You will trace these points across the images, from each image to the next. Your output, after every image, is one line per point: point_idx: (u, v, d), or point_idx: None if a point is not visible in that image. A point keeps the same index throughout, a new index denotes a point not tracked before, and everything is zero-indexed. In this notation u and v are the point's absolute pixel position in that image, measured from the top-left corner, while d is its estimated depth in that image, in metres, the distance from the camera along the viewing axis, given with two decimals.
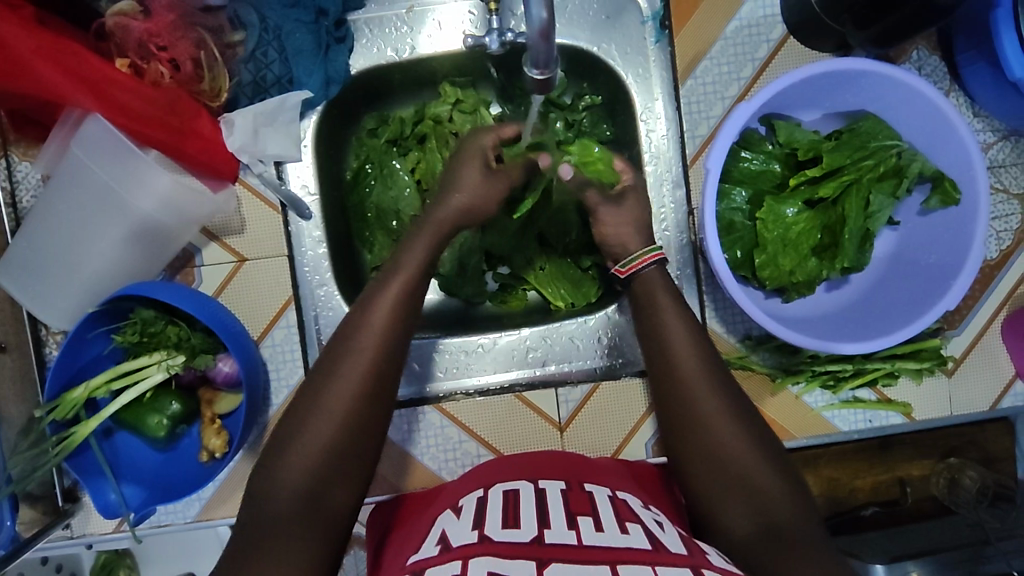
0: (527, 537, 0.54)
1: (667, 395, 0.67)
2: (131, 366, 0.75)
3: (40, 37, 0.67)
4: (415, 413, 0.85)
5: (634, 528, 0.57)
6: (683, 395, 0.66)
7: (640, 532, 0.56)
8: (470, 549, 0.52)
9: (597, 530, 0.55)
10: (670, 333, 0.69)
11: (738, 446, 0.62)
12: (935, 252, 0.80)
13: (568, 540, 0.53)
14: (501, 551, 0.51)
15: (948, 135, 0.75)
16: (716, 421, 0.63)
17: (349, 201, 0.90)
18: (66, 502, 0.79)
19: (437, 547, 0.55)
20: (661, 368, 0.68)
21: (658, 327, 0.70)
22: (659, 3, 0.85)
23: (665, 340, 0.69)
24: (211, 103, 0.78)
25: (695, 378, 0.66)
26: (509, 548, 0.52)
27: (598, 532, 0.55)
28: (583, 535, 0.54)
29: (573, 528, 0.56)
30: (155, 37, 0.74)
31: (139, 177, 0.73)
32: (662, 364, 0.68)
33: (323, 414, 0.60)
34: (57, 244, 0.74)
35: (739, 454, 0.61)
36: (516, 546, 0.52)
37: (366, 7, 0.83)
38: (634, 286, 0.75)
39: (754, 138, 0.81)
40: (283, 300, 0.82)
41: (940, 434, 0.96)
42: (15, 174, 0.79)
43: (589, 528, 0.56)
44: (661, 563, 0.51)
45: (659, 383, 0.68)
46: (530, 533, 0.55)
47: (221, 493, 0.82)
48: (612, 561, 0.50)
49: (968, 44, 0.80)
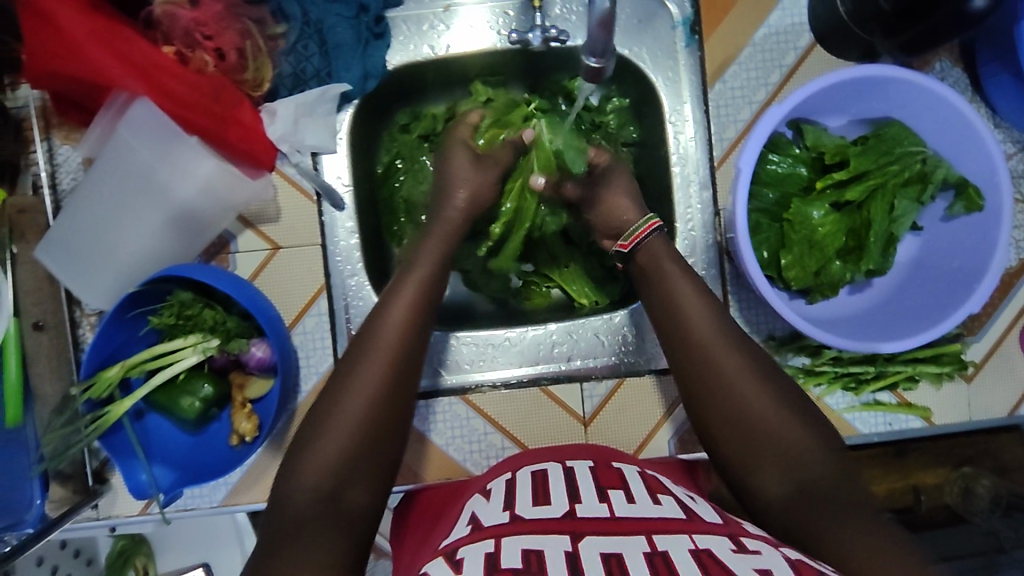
0: (559, 511, 0.55)
1: (690, 377, 0.67)
2: (166, 348, 0.77)
3: (93, 22, 0.70)
4: (441, 404, 0.86)
5: (667, 499, 0.58)
6: (710, 376, 0.65)
7: (672, 502, 0.58)
8: (504, 527, 0.53)
9: (629, 503, 0.57)
10: (701, 323, 0.68)
11: (766, 423, 0.62)
12: (958, 257, 0.82)
13: (602, 512, 0.54)
14: (535, 528, 0.52)
15: (974, 142, 0.77)
16: (746, 400, 0.63)
17: (380, 195, 0.92)
18: (95, 483, 0.80)
19: (469, 528, 0.56)
20: (684, 350, 0.68)
21: (677, 312, 0.70)
22: (690, 8, 0.87)
23: (688, 323, 0.68)
24: (253, 93, 0.80)
25: (725, 358, 0.65)
26: (543, 526, 0.53)
27: (629, 504, 0.57)
28: (616, 508, 0.55)
29: (605, 501, 0.57)
30: (202, 26, 0.76)
31: (180, 161, 0.75)
32: (685, 345, 0.68)
33: (352, 394, 0.62)
34: (99, 225, 0.76)
35: (770, 434, 0.62)
36: (549, 522, 0.53)
37: (404, 5, 0.84)
38: (653, 277, 0.76)
39: (781, 141, 0.83)
40: (316, 288, 0.83)
41: (955, 442, 0.97)
42: (56, 157, 0.80)
43: (620, 501, 0.57)
44: (699, 531, 0.52)
45: (682, 366, 0.68)
46: (562, 507, 0.56)
47: (248, 478, 0.82)
48: (647, 532, 0.51)
49: (991, 55, 0.82)
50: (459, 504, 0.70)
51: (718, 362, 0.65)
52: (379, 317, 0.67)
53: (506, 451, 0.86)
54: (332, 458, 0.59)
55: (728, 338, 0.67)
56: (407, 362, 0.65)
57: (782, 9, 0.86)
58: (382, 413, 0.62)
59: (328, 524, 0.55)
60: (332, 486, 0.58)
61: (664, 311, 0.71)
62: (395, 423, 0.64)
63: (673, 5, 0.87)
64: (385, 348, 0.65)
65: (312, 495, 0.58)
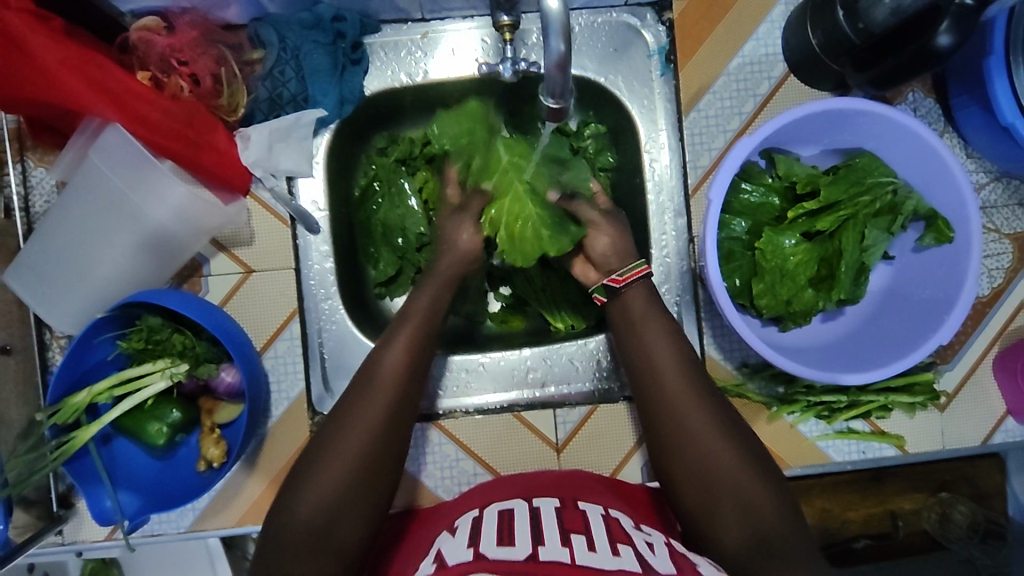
0: (522, 554, 0.54)
1: (672, 424, 0.66)
2: (134, 373, 0.76)
3: (66, 49, 0.70)
4: (422, 433, 0.86)
5: (626, 550, 0.57)
6: (671, 420, 0.67)
7: (631, 555, 0.56)
8: (467, 565, 0.53)
9: (590, 551, 0.56)
10: (660, 348, 0.70)
11: (727, 463, 0.63)
12: (929, 287, 0.82)
13: (563, 556, 0.54)
14: (494, 568, 0.52)
15: (944, 175, 0.78)
16: (702, 436, 0.65)
17: (356, 218, 0.91)
18: (61, 507, 0.79)
19: (433, 567, 0.55)
20: (656, 384, 0.69)
21: (647, 352, 0.71)
22: (666, 37, 0.88)
23: (648, 370, 0.70)
24: (228, 118, 0.81)
25: (687, 403, 0.67)
26: (505, 565, 0.52)
27: (591, 552, 0.56)
28: (577, 555, 0.54)
29: (567, 546, 0.56)
30: (178, 52, 0.77)
31: (153, 186, 0.75)
32: (652, 389, 0.69)
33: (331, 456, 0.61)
34: (71, 249, 0.76)
35: (728, 479, 0.62)
36: (511, 562, 0.53)
37: (382, 31, 0.85)
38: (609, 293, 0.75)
39: (753, 170, 0.83)
40: (288, 312, 0.83)
41: (931, 469, 0.97)
42: (30, 179, 0.80)
43: (582, 547, 0.56)
44: None
45: (647, 410, 0.69)
46: (525, 549, 0.55)
47: (215, 505, 0.81)
48: None
49: (961, 88, 0.83)
50: (428, 533, 0.70)
51: (679, 401, 0.67)
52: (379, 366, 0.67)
53: (478, 477, 0.86)
54: (321, 501, 0.59)
55: (691, 380, 0.68)
56: (393, 422, 0.64)
57: (756, 39, 0.87)
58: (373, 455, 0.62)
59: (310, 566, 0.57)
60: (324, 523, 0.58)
61: (631, 347, 0.72)
62: (388, 456, 0.63)
63: (649, 34, 0.88)
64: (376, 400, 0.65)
65: (305, 531, 0.58)
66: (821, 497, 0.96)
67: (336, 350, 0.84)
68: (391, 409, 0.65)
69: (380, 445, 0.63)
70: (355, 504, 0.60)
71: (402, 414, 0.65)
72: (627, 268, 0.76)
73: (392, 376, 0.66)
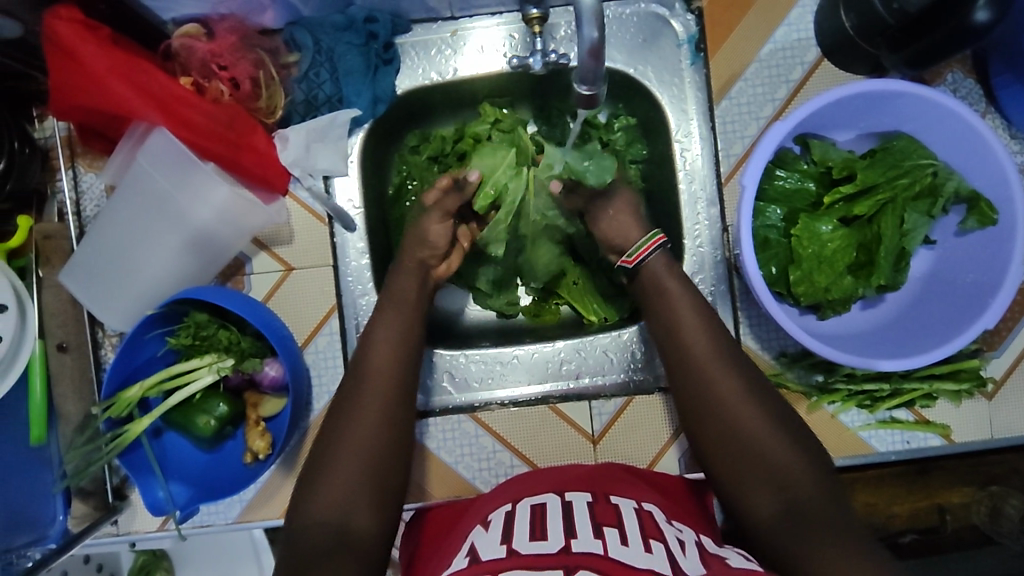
0: (554, 547, 0.55)
1: (707, 406, 0.66)
2: (182, 368, 0.78)
3: (114, 56, 0.74)
4: (423, 427, 0.86)
5: (657, 547, 0.57)
6: (705, 398, 0.66)
7: (663, 552, 0.56)
8: (498, 562, 0.54)
9: (622, 544, 0.56)
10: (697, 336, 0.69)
11: (762, 440, 0.62)
12: (973, 271, 0.80)
13: (595, 548, 0.55)
14: (528, 564, 0.53)
15: (985, 156, 0.76)
16: (741, 410, 0.64)
17: (391, 215, 0.93)
18: (117, 499, 0.82)
19: (466, 561, 0.56)
20: (688, 364, 0.68)
21: (680, 335, 0.70)
22: (695, 26, 0.87)
23: (688, 349, 0.69)
24: (267, 120, 0.84)
25: (725, 380, 0.66)
26: (537, 560, 0.53)
27: (623, 545, 0.56)
28: (609, 547, 0.55)
29: (600, 538, 0.57)
30: (218, 57, 0.80)
31: (197, 188, 0.78)
32: (688, 373, 0.68)
33: (342, 457, 0.62)
34: (120, 250, 0.79)
35: (772, 454, 0.62)
36: (544, 556, 0.54)
37: (413, 31, 0.87)
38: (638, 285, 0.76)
39: (788, 156, 0.83)
40: (327, 308, 0.85)
41: (979, 459, 0.95)
42: (81, 185, 0.84)
43: (615, 540, 0.57)
44: None
45: (684, 389, 0.68)
46: (557, 542, 0.56)
47: (261, 495, 0.84)
48: None
49: (1003, 66, 0.81)
50: (459, 529, 0.71)
51: (711, 378, 0.66)
52: (370, 357, 0.70)
53: (514, 469, 0.86)
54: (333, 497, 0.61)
55: (730, 368, 0.67)
56: (391, 421, 0.66)
57: (788, 24, 0.86)
58: (380, 451, 0.64)
59: (340, 565, 0.57)
60: (339, 519, 0.59)
61: (665, 323, 0.72)
62: (389, 451, 0.64)
63: (677, 23, 0.88)
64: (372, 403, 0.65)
65: (322, 529, 0.59)
66: (864, 490, 0.94)
67: None
68: (390, 400, 0.67)
69: (390, 433, 0.65)
70: (365, 498, 0.61)
71: (405, 408, 0.67)
72: (640, 245, 0.76)
73: (383, 367, 0.69)
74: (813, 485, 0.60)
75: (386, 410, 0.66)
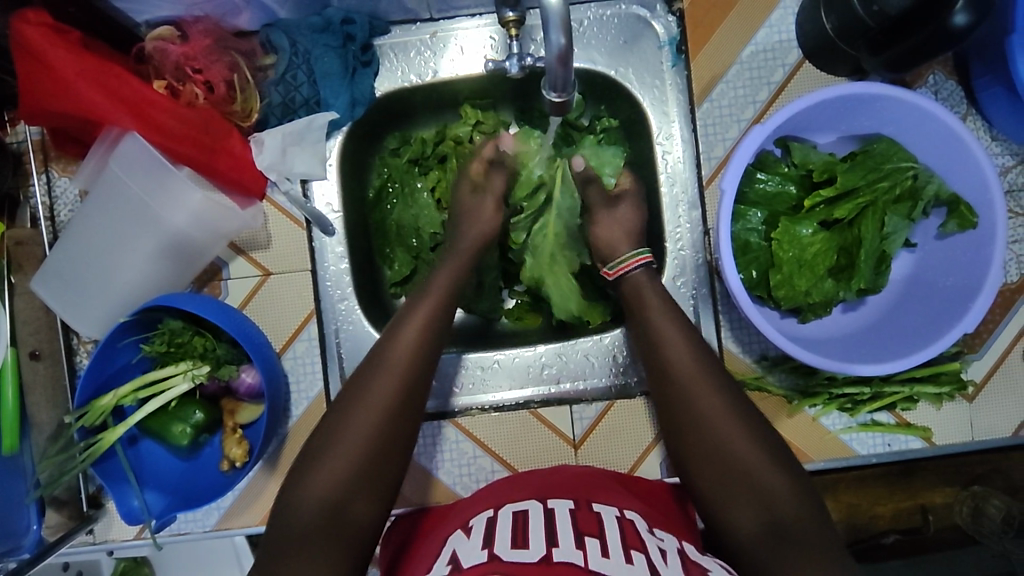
0: (536, 557, 0.54)
1: (687, 420, 0.66)
2: (157, 375, 0.77)
3: (84, 60, 0.73)
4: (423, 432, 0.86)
5: (639, 557, 0.57)
6: (686, 408, 0.66)
7: (644, 563, 0.56)
8: (482, 567, 0.54)
9: (602, 556, 0.56)
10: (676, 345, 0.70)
11: (743, 453, 0.62)
12: (953, 275, 0.80)
13: (575, 559, 0.54)
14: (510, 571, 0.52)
15: (965, 159, 0.76)
16: (719, 420, 0.64)
17: (370, 218, 0.91)
18: (91, 507, 0.81)
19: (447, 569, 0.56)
20: (665, 378, 0.69)
21: (664, 348, 0.70)
22: (676, 28, 0.87)
23: (671, 361, 0.69)
24: (243, 123, 0.83)
25: (705, 392, 0.66)
26: (518, 568, 0.53)
27: (604, 557, 0.56)
28: (590, 559, 0.55)
29: (581, 548, 0.56)
30: (191, 60, 0.79)
31: (170, 193, 0.77)
32: (670, 385, 0.68)
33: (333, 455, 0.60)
34: (93, 256, 0.78)
35: (752, 468, 0.61)
36: (524, 566, 0.53)
37: (391, 33, 0.86)
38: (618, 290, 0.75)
39: (769, 159, 0.82)
40: (305, 314, 0.84)
41: (962, 460, 0.95)
42: (55, 189, 0.83)
43: (596, 551, 0.56)
44: None
45: (665, 400, 0.68)
46: (539, 552, 0.55)
47: (240, 502, 0.83)
48: None
49: (983, 68, 0.81)
50: (440, 535, 0.70)
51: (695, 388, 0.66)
52: (379, 358, 0.66)
53: (495, 474, 0.86)
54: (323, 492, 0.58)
55: (709, 379, 0.67)
56: (398, 416, 0.63)
57: (769, 25, 0.85)
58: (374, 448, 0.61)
59: None
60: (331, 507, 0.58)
61: (648, 334, 0.72)
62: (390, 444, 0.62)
63: (658, 24, 0.87)
64: (368, 408, 0.62)
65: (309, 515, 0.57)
66: (847, 492, 0.94)
67: (353, 351, 0.85)
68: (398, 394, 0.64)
69: (391, 430, 0.62)
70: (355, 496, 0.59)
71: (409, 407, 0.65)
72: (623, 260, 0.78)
73: (398, 358, 0.66)
74: (792, 493, 0.60)
75: (392, 405, 0.63)
